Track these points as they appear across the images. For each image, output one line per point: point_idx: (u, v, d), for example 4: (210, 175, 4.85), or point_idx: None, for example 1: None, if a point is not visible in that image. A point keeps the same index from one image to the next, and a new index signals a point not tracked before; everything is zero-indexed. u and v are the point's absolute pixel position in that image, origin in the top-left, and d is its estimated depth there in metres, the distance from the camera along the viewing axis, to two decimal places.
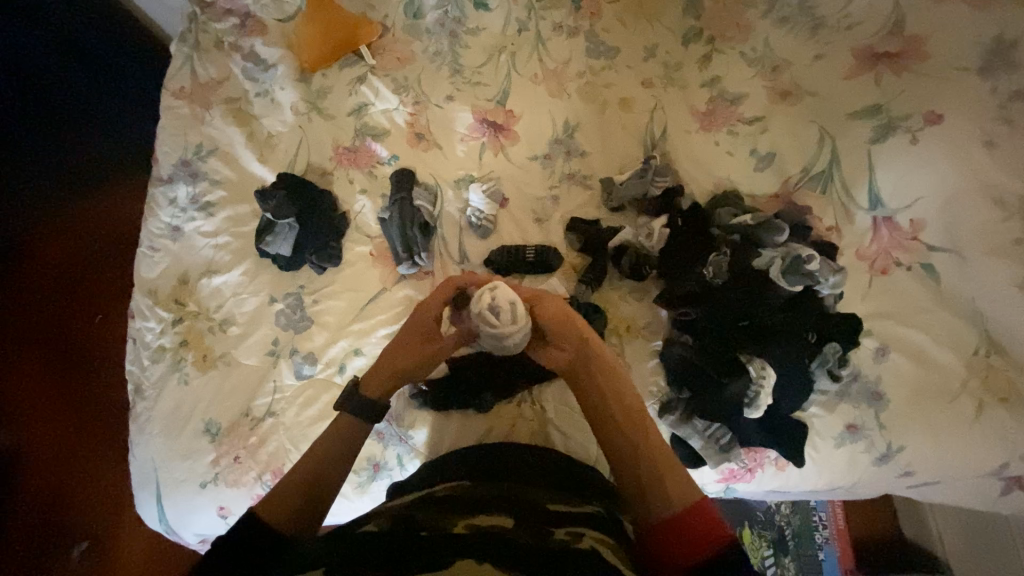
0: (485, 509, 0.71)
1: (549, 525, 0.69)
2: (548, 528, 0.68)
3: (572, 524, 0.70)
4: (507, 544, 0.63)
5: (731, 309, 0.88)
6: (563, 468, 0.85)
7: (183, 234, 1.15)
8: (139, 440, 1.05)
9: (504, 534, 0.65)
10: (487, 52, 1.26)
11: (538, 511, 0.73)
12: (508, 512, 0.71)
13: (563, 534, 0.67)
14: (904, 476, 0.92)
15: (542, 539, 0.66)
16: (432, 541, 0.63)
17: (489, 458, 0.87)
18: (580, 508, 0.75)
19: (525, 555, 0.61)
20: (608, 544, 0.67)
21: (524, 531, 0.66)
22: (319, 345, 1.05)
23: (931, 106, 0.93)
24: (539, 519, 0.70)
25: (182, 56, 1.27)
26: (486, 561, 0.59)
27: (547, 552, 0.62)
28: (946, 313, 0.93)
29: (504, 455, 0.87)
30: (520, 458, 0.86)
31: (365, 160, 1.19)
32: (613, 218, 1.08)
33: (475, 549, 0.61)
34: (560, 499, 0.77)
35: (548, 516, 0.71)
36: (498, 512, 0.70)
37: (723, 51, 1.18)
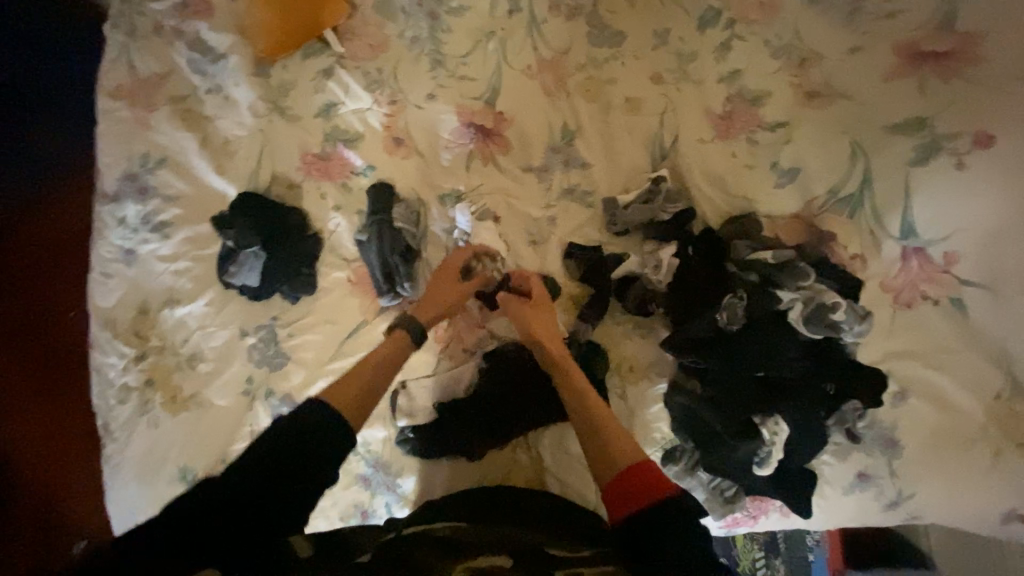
0: (483, 553, 0.66)
1: (550, 567, 0.63)
2: (547, 570, 0.63)
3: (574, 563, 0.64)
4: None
5: (745, 360, 0.80)
6: (566, 513, 0.80)
7: (139, 258, 1.03)
8: (112, 485, 0.98)
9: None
10: (473, 37, 1.08)
11: (538, 554, 0.67)
12: (506, 554, 0.65)
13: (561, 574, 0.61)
14: (911, 520, 0.89)
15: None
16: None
17: (487, 502, 0.82)
18: (581, 551, 0.68)
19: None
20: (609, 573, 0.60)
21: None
22: (297, 385, 0.97)
23: (982, 123, 0.81)
24: (538, 560, 0.65)
25: (116, 45, 1.08)
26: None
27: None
28: (974, 355, 0.85)
29: (500, 497, 0.82)
30: (519, 504, 0.81)
31: (338, 170, 1.05)
32: (616, 242, 0.97)
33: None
34: (559, 542, 0.71)
35: (546, 558, 0.66)
36: (497, 554, 0.66)
37: (745, 39, 1.02)
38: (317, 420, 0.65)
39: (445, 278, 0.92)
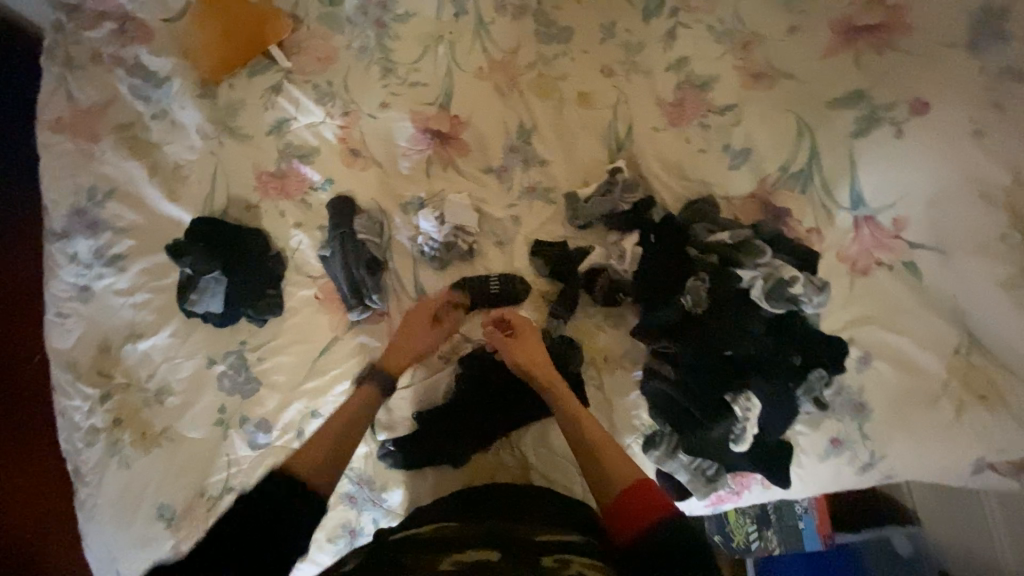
0: (472, 546, 0.66)
1: (536, 555, 0.65)
2: (536, 557, 0.64)
3: (560, 550, 0.66)
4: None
5: (712, 340, 0.82)
6: (550, 499, 0.81)
7: (95, 294, 1.00)
8: (90, 530, 0.95)
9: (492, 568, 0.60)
10: (422, 42, 1.08)
11: (525, 542, 0.68)
12: (492, 545, 0.66)
13: (549, 560, 0.63)
14: (886, 480, 0.91)
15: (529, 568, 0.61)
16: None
17: (473, 500, 0.81)
18: (567, 535, 0.70)
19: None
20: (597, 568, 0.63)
21: (514, 567, 0.61)
22: (272, 410, 0.95)
23: (917, 92, 0.85)
24: (526, 550, 0.66)
25: (52, 76, 1.04)
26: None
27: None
28: (929, 314, 0.90)
29: (485, 493, 0.82)
30: (504, 497, 0.81)
31: (295, 186, 1.03)
32: (580, 237, 0.98)
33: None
34: (546, 529, 0.72)
35: (534, 547, 0.67)
36: (484, 546, 0.65)
37: (689, 26, 1.05)
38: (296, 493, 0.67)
39: (419, 323, 0.91)
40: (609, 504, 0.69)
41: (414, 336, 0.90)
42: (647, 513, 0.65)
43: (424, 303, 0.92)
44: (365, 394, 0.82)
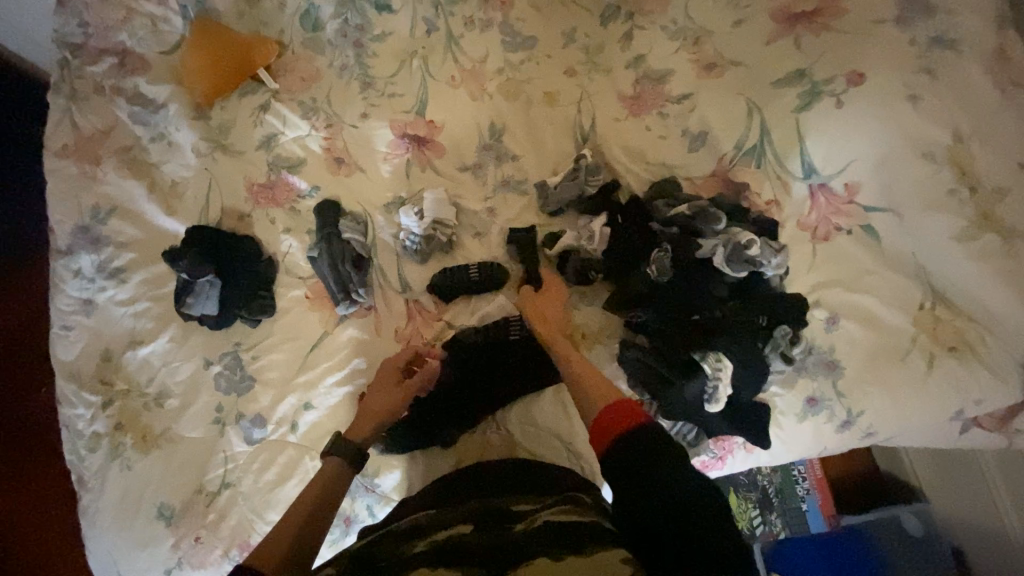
0: (446, 523, 0.69)
1: (509, 520, 0.68)
2: (509, 523, 0.68)
3: (533, 513, 0.69)
4: (468, 549, 0.61)
5: (680, 306, 0.87)
6: (532, 468, 0.83)
7: (97, 306, 1.05)
8: (92, 536, 0.97)
9: (463, 541, 0.63)
10: (398, 58, 1.17)
11: (499, 511, 0.71)
12: (465, 519, 0.69)
13: (521, 523, 0.67)
14: (867, 437, 0.93)
15: (502, 534, 0.64)
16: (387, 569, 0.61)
17: (452, 483, 0.83)
18: (543, 500, 0.74)
19: (486, 556, 0.60)
20: (567, 511, 0.66)
21: (486, 535, 0.64)
22: (266, 406, 0.98)
23: (852, 65, 0.91)
24: (499, 518, 0.69)
25: (59, 109, 1.13)
26: (438, 565, 0.59)
27: (502, 544, 0.62)
28: (890, 273, 0.93)
29: (467, 472, 0.84)
30: (483, 475, 0.83)
31: (284, 195, 1.10)
32: (553, 223, 1.04)
33: (431, 564, 0.59)
34: (522, 499, 0.75)
35: (508, 515, 0.70)
36: (457, 522, 0.69)
37: (644, 27, 1.13)
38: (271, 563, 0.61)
39: (383, 390, 0.88)
40: (590, 422, 0.69)
41: (379, 400, 0.87)
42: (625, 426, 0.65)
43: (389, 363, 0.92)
44: (333, 463, 0.77)
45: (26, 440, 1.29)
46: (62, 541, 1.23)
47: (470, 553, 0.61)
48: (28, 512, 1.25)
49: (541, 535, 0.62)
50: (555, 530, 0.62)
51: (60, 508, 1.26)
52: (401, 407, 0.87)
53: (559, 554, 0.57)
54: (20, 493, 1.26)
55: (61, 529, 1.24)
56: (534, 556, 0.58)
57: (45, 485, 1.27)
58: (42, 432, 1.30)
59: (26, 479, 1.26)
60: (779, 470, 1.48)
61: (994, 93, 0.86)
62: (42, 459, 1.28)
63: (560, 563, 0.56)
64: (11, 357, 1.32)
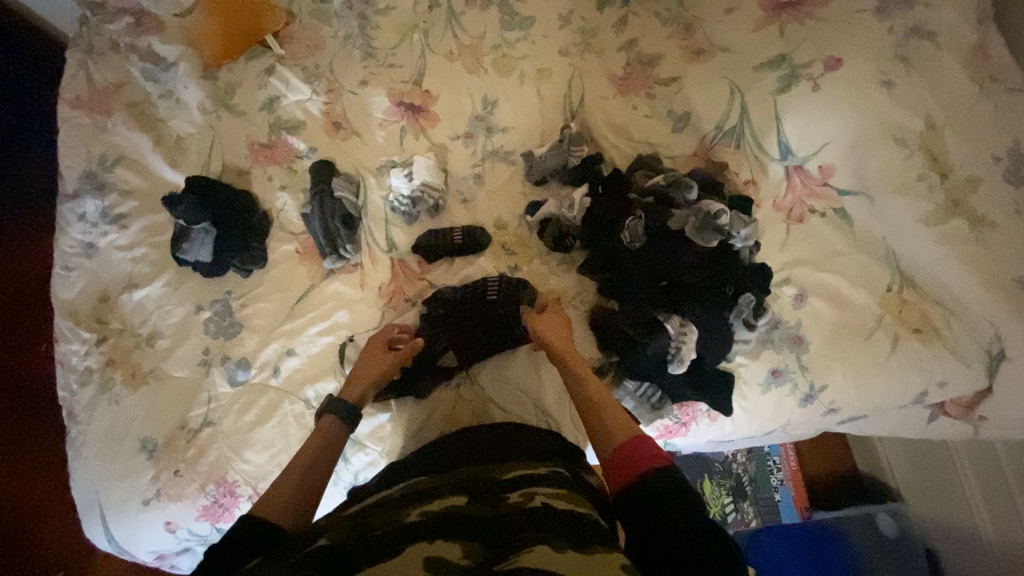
0: (441, 494, 0.68)
1: (503, 491, 0.69)
2: (503, 494, 0.68)
3: (527, 485, 0.70)
4: (466, 522, 0.61)
5: (650, 270, 0.92)
6: (524, 439, 0.84)
7: (98, 249, 1.10)
8: (77, 465, 1.01)
9: (459, 513, 0.63)
10: (400, 32, 1.22)
11: (492, 483, 0.71)
12: (460, 491, 0.69)
13: (516, 496, 0.67)
14: (830, 413, 0.95)
15: (494, 507, 0.65)
16: (383, 538, 0.59)
17: (443, 450, 0.84)
18: (535, 469, 0.75)
19: (485, 530, 0.60)
20: (562, 497, 0.67)
21: (480, 508, 0.64)
22: (251, 350, 1.03)
23: (831, 50, 0.95)
24: (492, 489, 0.69)
25: (75, 62, 1.20)
26: (437, 538, 0.58)
27: (499, 519, 0.62)
28: (859, 255, 0.97)
29: (454, 438, 0.87)
30: (473, 444, 0.84)
31: (282, 155, 1.14)
32: (538, 193, 1.08)
33: (429, 538, 0.58)
34: (516, 466, 0.75)
35: (502, 485, 0.71)
36: (452, 493, 0.68)
37: (638, 15, 1.19)
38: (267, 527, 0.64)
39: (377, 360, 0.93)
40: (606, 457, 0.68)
41: (372, 366, 0.92)
42: (641, 465, 0.64)
43: (378, 339, 0.96)
44: (327, 421, 0.84)
45: (24, 380, 1.34)
46: (46, 480, 1.29)
47: (470, 528, 0.60)
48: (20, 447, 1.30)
49: (538, 515, 0.62)
50: (554, 515, 0.62)
51: (51, 446, 1.32)
52: (394, 372, 0.94)
53: (559, 543, 0.57)
54: (14, 429, 1.31)
55: (53, 465, 1.30)
56: (534, 541, 0.57)
57: (39, 424, 1.32)
58: (31, 374, 1.35)
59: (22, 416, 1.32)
60: (754, 460, 1.49)
61: (967, 83, 0.89)
62: (38, 398, 1.34)
63: (562, 551, 0.55)
64: (15, 300, 1.39)
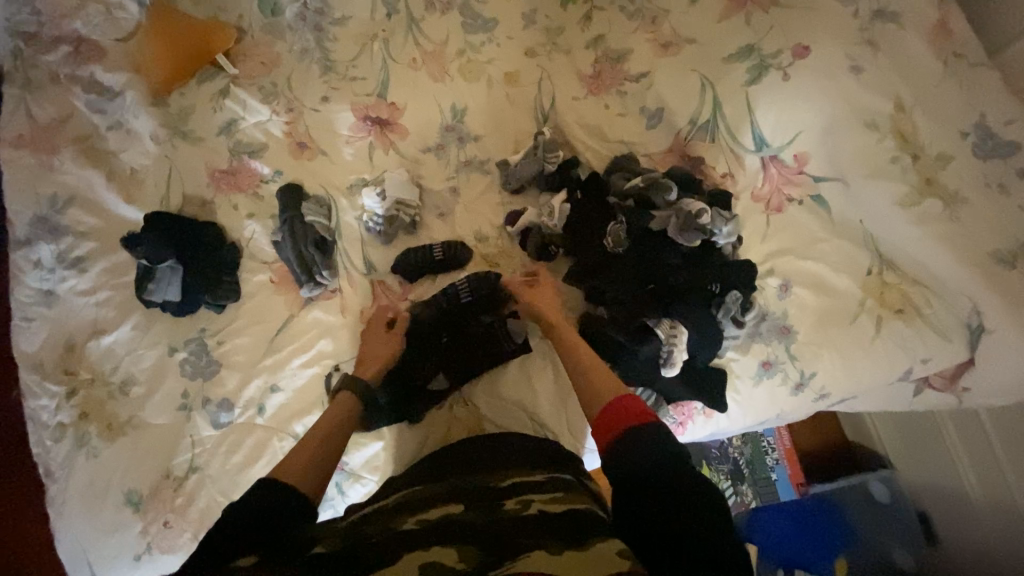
0: (438, 503, 0.68)
1: (499, 499, 0.68)
2: (499, 502, 0.67)
3: (524, 492, 0.69)
4: (462, 529, 0.60)
5: (636, 275, 0.91)
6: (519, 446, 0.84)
7: (58, 296, 1.04)
8: (59, 524, 0.96)
9: (456, 521, 0.62)
10: (359, 42, 1.17)
11: (487, 490, 0.71)
12: (457, 499, 0.68)
13: (512, 503, 0.66)
14: (821, 399, 0.96)
15: (491, 512, 0.64)
16: (380, 547, 0.59)
17: (438, 460, 0.83)
18: (533, 477, 0.74)
19: (481, 534, 0.60)
20: (557, 500, 0.67)
21: (477, 514, 0.64)
22: (233, 389, 0.99)
23: (799, 37, 0.94)
24: (488, 496, 0.69)
25: (12, 99, 1.12)
26: (434, 543, 0.58)
27: (496, 523, 0.62)
28: (838, 239, 0.98)
29: (448, 451, 0.85)
30: (468, 455, 0.83)
31: (247, 180, 1.09)
32: (516, 201, 1.06)
33: (427, 544, 0.58)
34: (511, 475, 0.75)
35: (498, 493, 0.70)
36: (449, 502, 0.68)
37: (602, 9, 1.16)
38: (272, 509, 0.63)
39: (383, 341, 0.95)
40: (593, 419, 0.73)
41: (375, 348, 0.95)
42: (628, 421, 0.68)
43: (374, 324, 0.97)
44: (344, 395, 0.86)
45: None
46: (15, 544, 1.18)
47: (464, 534, 0.60)
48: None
49: (534, 520, 0.62)
50: (549, 517, 0.62)
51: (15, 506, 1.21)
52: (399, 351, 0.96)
53: (554, 548, 0.55)
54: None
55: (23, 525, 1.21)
56: (529, 544, 0.57)
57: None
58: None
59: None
60: (750, 442, 1.51)
61: (932, 63, 0.89)
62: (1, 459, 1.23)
63: (557, 555, 0.54)
64: None
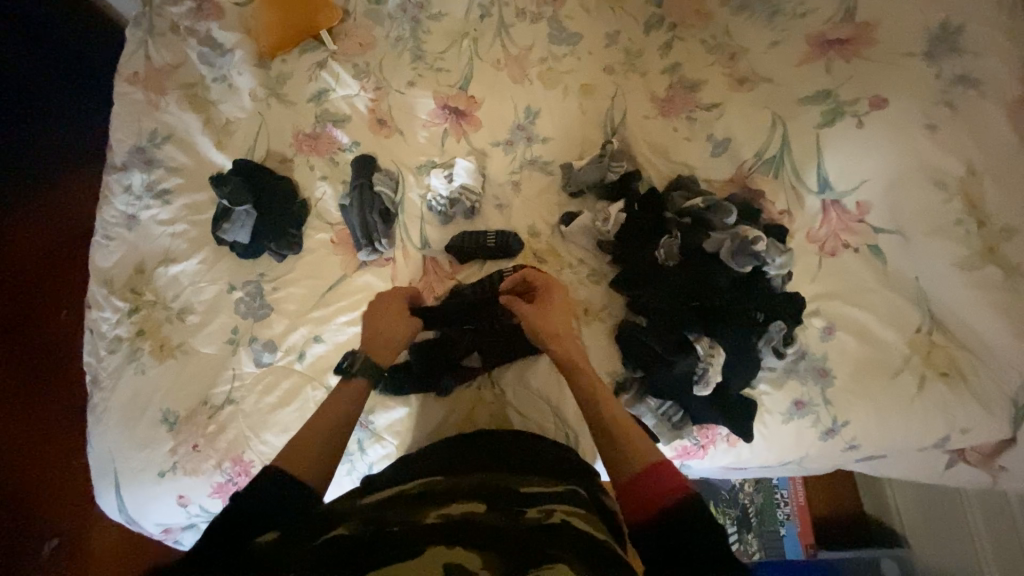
0: (458, 497, 0.69)
1: (520, 504, 0.69)
2: (520, 508, 0.68)
3: (546, 501, 0.70)
4: (483, 531, 0.61)
5: (682, 290, 0.92)
6: (534, 446, 0.86)
7: (139, 222, 1.13)
8: (96, 431, 1.03)
9: (479, 520, 0.63)
10: (450, 38, 1.25)
11: (508, 493, 0.71)
12: (479, 497, 0.69)
13: (534, 511, 0.67)
14: (850, 449, 0.95)
15: (515, 517, 0.65)
16: (398, 538, 0.60)
17: (451, 448, 0.86)
18: (554, 486, 0.75)
19: (502, 540, 0.60)
20: (580, 515, 0.68)
21: (499, 518, 0.64)
22: (279, 333, 1.04)
23: (878, 90, 0.97)
24: (510, 500, 0.69)
25: (136, 40, 1.24)
26: (458, 546, 0.58)
27: (518, 533, 0.62)
28: (890, 292, 0.97)
29: (470, 438, 0.88)
30: (484, 445, 0.86)
31: (326, 146, 1.17)
32: (572, 204, 1.10)
33: (450, 543, 0.59)
34: (531, 480, 0.76)
35: (519, 497, 0.71)
36: (470, 498, 0.69)
37: (684, 39, 1.21)
38: (262, 495, 0.66)
39: (379, 316, 0.93)
40: (623, 484, 0.70)
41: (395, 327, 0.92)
42: (664, 491, 0.66)
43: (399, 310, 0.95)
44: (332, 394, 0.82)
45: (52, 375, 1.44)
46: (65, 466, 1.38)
47: (488, 537, 0.61)
48: (60, 407, 1.42)
49: (556, 532, 0.63)
50: (572, 532, 0.63)
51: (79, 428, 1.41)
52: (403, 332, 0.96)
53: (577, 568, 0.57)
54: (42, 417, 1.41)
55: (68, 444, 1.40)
56: (553, 561, 0.57)
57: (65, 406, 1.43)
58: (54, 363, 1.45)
59: (61, 378, 1.44)
60: (762, 492, 1.47)
61: None
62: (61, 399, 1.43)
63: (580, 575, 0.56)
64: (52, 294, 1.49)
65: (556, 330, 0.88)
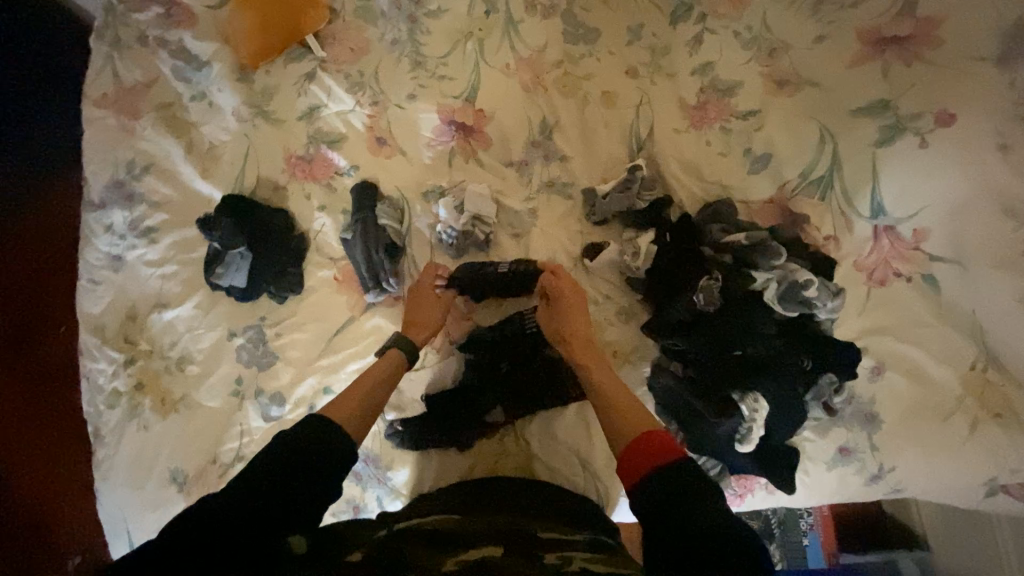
0: (476, 541, 0.63)
1: (540, 549, 0.62)
2: (537, 553, 0.61)
3: (564, 549, 0.63)
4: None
5: (721, 337, 0.85)
6: (550, 495, 0.81)
7: (126, 263, 1.04)
8: (103, 491, 0.98)
9: (494, 564, 0.57)
10: (452, 38, 1.11)
11: (527, 538, 0.65)
12: (497, 542, 0.63)
13: (552, 556, 0.60)
14: (894, 493, 0.90)
15: (530, 561, 0.58)
16: None
17: (463, 493, 0.81)
18: (572, 536, 0.68)
19: None
20: (601, 561, 0.59)
21: (516, 562, 0.58)
22: (286, 384, 0.98)
23: (945, 102, 0.83)
24: (529, 545, 0.63)
25: (101, 55, 1.10)
26: None
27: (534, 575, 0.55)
28: (946, 328, 0.87)
29: (488, 487, 0.82)
30: (503, 495, 0.80)
31: (322, 170, 1.06)
32: (597, 232, 1.01)
33: None
34: (549, 528, 0.70)
35: (538, 543, 0.64)
36: (488, 543, 0.62)
37: (715, 32, 1.06)
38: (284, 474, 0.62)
39: (416, 298, 0.94)
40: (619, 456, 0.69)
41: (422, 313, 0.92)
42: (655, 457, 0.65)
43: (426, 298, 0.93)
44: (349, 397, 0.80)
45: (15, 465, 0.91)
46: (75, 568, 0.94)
47: None
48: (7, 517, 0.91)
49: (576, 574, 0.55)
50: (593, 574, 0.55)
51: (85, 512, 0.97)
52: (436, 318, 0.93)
53: None
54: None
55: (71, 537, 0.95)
56: None
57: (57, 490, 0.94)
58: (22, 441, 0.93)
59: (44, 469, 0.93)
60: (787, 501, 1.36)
61: None
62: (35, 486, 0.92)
63: None
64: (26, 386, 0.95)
65: (568, 327, 0.88)
